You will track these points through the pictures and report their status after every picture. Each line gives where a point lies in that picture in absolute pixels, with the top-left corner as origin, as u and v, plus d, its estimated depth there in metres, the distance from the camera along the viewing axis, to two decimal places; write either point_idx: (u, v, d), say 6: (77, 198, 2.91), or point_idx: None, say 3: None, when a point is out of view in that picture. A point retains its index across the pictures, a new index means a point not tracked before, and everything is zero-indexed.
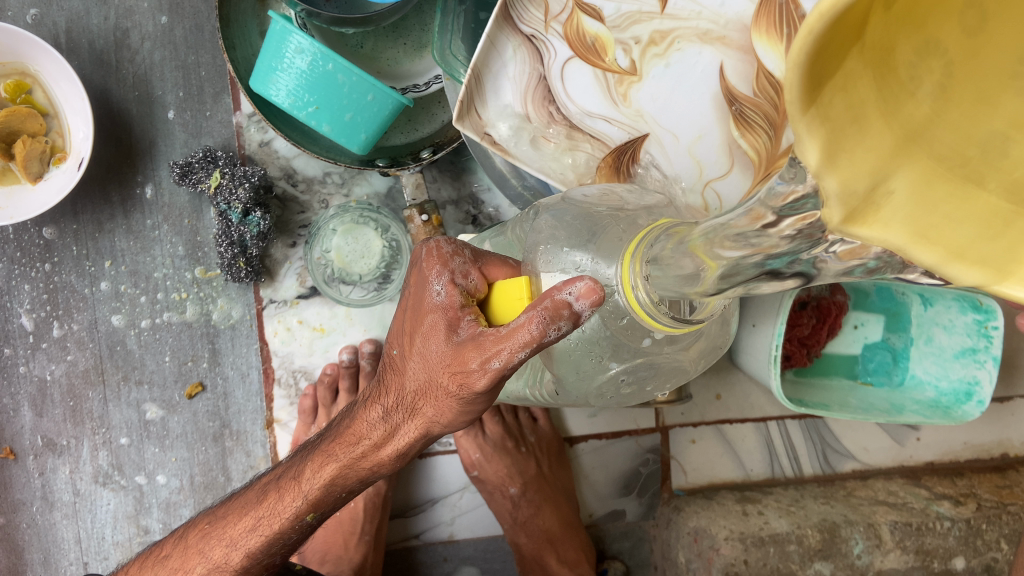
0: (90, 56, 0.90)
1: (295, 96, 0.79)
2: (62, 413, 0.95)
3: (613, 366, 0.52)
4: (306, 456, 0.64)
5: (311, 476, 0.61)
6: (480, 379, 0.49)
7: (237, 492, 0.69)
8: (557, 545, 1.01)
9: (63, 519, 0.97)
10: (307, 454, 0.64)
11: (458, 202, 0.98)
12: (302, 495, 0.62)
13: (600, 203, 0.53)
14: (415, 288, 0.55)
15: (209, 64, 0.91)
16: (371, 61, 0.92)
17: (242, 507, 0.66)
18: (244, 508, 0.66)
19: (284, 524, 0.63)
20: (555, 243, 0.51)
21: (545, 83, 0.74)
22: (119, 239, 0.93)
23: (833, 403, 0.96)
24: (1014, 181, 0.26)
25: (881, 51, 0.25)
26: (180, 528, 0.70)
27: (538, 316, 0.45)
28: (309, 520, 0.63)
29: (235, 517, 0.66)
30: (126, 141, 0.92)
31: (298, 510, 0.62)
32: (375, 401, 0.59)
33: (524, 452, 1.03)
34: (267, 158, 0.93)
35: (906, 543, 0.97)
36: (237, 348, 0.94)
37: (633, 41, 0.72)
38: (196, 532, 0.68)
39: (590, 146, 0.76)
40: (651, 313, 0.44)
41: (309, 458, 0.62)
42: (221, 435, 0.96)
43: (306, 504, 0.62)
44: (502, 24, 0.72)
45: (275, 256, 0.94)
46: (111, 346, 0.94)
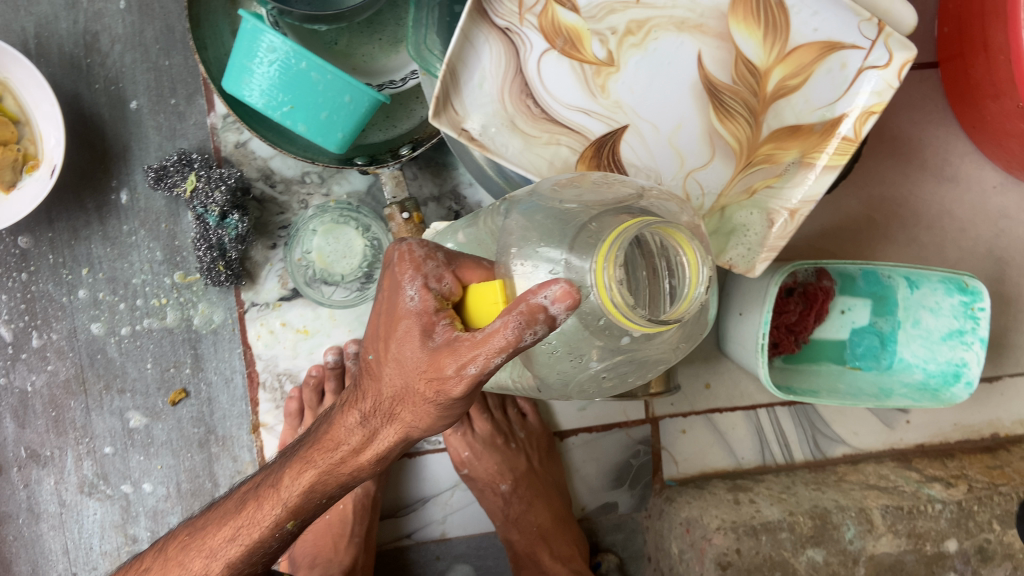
0: (60, 61, 0.89)
1: (268, 96, 0.78)
2: (45, 424, 0.94)
3: (594, 365, 0.52)
4: (284, 462, 0.63)
5: (290, 484, 0.60)
6: (456, 385, 0.49)
7: (218, 501, 0.68)
8: (550, 540, 1.00)
9: (50, 530, 0.96)
10: (286, 460, 0.63)
11: (439, 198, 0.97)
12: (282, 503, 0.61)
13: (574, 199, 0.53)
14: (387, 293, 0.54)
15: (181, 65, 0.90)
16: (346, 57, 0.90)
17: (221, 518, 0.65)
18: (224, 518, 0.65)
19: (265, 533, 0.62)
20: (528, 243, 0.50)
21: (521, 77, 0.73)
22: (95, 246, 0.91)
23: (822, 390, 0.97)
24: None
25: None
26: (161, 539, 0.69)
27: (514, 321, 0.44)
28: (290, 528, 0.62)
29: (215, 527, 0.65)
30: (99, 147, 0.90)
31: (279, 518, 0.61)
32: (352, 406, 0.57)
33: (514, 448, 1.01)
34: (243, 158, 0.91)
35: (898, 526, 0.97)
36: (220, 352, 0.93)
37: (610, 31, 0.72)
38: (177, 545, 0.67)
39: (569, 139, 0.74)
40: (626, 314, 0.43)
41: (287, 466, 0.61)
42: (207, 441, 0.95)
43: (286, 511, 0.61)
44: (476, 18, 0.70)
45: (254, 258, 0.92)
46: (92, 355, 0.93)
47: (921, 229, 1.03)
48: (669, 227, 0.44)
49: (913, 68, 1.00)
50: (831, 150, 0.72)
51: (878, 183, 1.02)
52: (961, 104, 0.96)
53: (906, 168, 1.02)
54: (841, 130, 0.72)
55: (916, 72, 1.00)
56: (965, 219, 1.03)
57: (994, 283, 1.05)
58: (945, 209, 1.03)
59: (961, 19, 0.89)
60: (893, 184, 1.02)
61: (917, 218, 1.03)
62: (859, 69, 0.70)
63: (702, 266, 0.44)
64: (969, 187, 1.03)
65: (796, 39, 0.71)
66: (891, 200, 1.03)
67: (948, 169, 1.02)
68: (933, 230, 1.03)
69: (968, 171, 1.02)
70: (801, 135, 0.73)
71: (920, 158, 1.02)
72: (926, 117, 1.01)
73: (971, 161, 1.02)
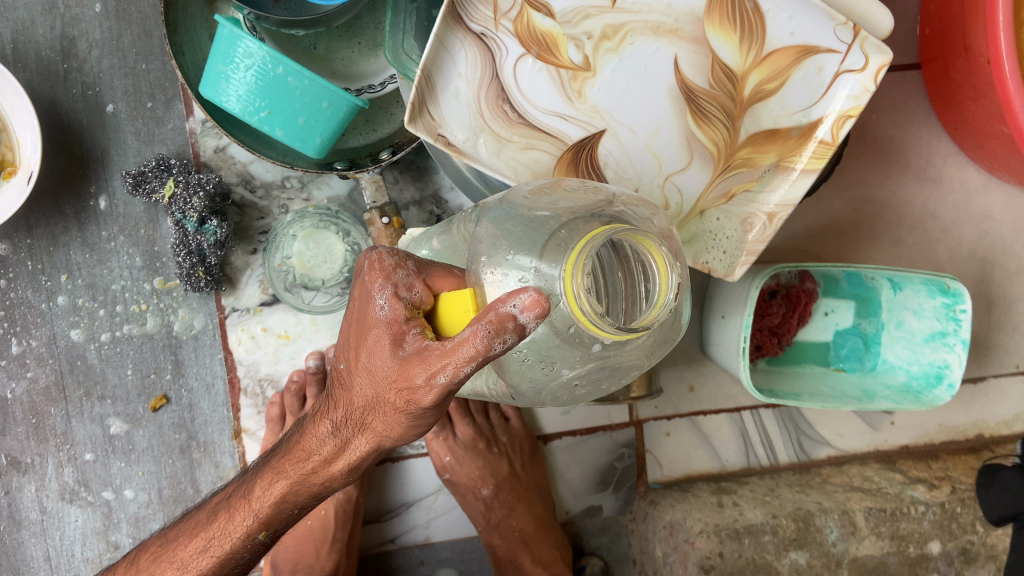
0: (37, 66, 0.88)
1: (245, 101, 0.78)
2: (25, 431, 0.94)
3: (565, 372, 0.50)
4: (256, 472, 0.62)
5: (262, 494, 0.60)
6: (426, 394, 0.49)
7: (192, 510, 0.68)
8: (532, 545, 1.00)
9: (32, 538, 0.95)
10: (258, 470, 0.62)
11: (421, 202, 0.97)
12: (254, 513, 0.61)
13: (547, 205, 0.51)
14: (358, 302, 0.54)
15: (159, 70, 0.89)
16: (325, 62, 0.90)
17: (194, 528, 0.65)
18: (197, 529, 0.65)
19: (237, 543, 0.62)
20: (498, 251, 0.49)
21: (498, 82, 0.72)
22: (74, 252, 0.91)
23: (805, 392, 0.97)
24: None
25: None
26: (134, 549, 0.69)
27: (483, 330, 0.44)
28: (262, 538, 0.62)
29: (187, 537, 0.65)
30: (77, 152, 0.90)
31: (250, 528, 0.61)
32: (324, 416, 0.57)
33: (496, 453, 1.01)
34: (222, 164, 0.91)
35: (881, 528, 0.97)
36: (200, 358, 0.93)
37: (586, 36, 0.71)
38: (150, 555, 0.67)
39: (547, 144, 0.74)
40: (596, 323, 0.42)
41: (259, 476, 0.61)
42: (189, 447, 0.95)
43: (258, 521, 0.61)
44: (452, 23, 0.70)
45: (235, 264, 0.92)
46: (72, 362, 0.93)
47: (904, 231, 1.03)
48: (640, 234, 0.44)
49: (895, 70, 1.00)
50: (809, 154, 0.72)
51: (861, 185, 1.02)
52: (943, 105, 0.96)
53: (889, 169, 1.02)
54: (818, 134, 0.71)
55: (897, 74, 1.00)
56: (948, 220, 1.03)
57: (978, 284, 1.05)
58: (929, 211, 1.03)
59: (942, 21, 0.89)
60: (876, 186, 1.02)
61: (900, 219, 1.03)
62: (835, 73, 0.70)
63: (671, 274, 0.44)
64: (952, 188, 1.03)
65: (772, 43, 0.71)
66: (874, 202, 1.03)
67: (931, 171, 1.02)
68: (916, 231, 1.03)
69: (950, 172, 1.02)
70: (779, 139, 0.73)
71: (902, 159, 1.02)
72: (908, 118, 1.01)
73: (953, 162, 1.02)
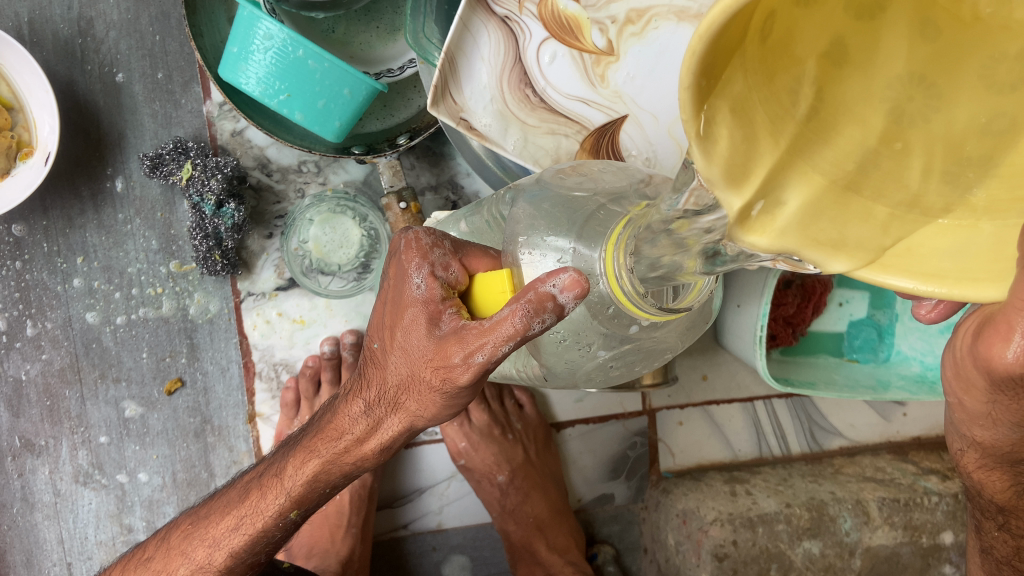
0: (54, 47, 0.88)
1: (265, 84, 0.77)
2: (39, 413, 0.94)
3: (602, 354, 0.50)
4: (288, 451, 0.62)
5: (294, 473, 0.60)
6: (463, 373, 0.48)
7: (220, 491, 0.68)
8: (546, 531, 1.00)
9: (45, 520, 0.95)
10: (289, 449, 0.62)
11: (437, 188, 0.96)
12: (285, 492, 0.61)
13: (581, 186, 0.51)
14: (394, 281, 0.53)
15: (177, 52, 0.89)
16: (343, 46, 0.90)
17: (223, 507, 0.65)
18: (226, 508, 0.65)
19: (268, 523, 0.62)
20: (536, 230, 0.48)
21: (521, 66, 0.72)
22: (90, 234, 0.91)
23: (819, 381, 0.96)
24: (896, 254, 0.37)
25: (791, 160, 0.36)
26: (163, 529, 0.69)
27: (522, 309, 0.43)
28: (293, 518, 0.62)
29: (217, 516, 0.65)
30: (94, 134, 0.90)
31: (282, 508, 0.61)
32: (356, 395, 0.57)
33: (512, 439, 1.02)
34: (240, 147, 0.91)
35: (895, 518, 0.97)
36: (216, 342, 0.93)
37: (610, 20, 0.70)
38: (180, 533, 0.67)
39: (568, 129, 0.75)
40: (636, 303, 0.43)
41: (291, 454, 0.61)
42: (203, 431, 0.95)
43: (290, 501, 0.61)
44: (475, 5, 0.69)
45: (251, 248, 0.92)
46: (87, 344, 0.92)
47: None
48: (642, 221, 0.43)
49: None
50: None
51: None
52: None
53: None
54: None
55: None
56: None
57: None
58: None
59: None
60: None
61: None
62: None
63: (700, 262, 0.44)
64: None
65: None
66: None
67: None
68: None
69: None
70: None
71: None
72: None
73: None
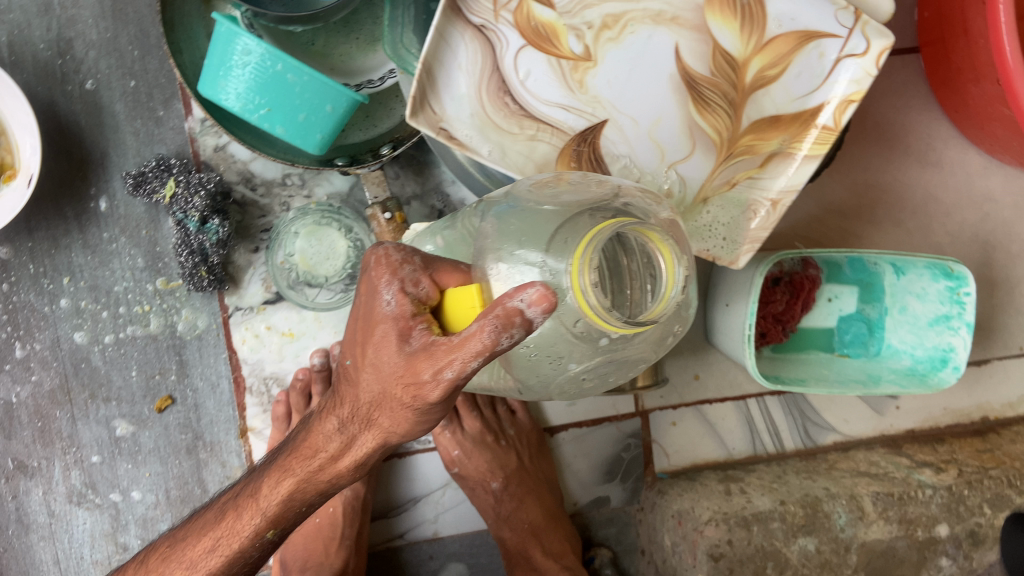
0: (34, 69, 0.88)
1: (245, 99, 0.77)
2: (31, 434, 0.93)
3: (573, 366, 0.50)
4: (262, 472, 0.62)
5: (268, 493, 0.60)
6: (433, 390, 0.48)
7: (198, 513, 0.68)
8: (541, 537, 1.00)
9: (40, 541, 0.95)
10: (263, 470, 0.62)
11: (423, 197, 0.96)
12: (261, 512, 0.60)
13: (552, 200, 0.51)
14: (365, 297, 0.53)
15: (157, 70, 0.89)
16: (323, 58, 0.89)
17: (201, 529, 0.65)
18: (204, 529, 0.65)
19: (245, 543, 0.62)
20: (504, 247, 0.49)
21: (499, 74, 0.72)
22: (76, 254, 0.90)
23: (811, 377, 0.97)
24: None
25: None
26: (143, 551, 0.69)
27: (490, 324, 0.43)
28: (270, 537, 0.62)
29: (195, 538, 0.65)
30: (76, 154, 0.90)
31: (258, 527, 0.61)
32: (330, 412, 0.57)
33: (504, 446, 1.00)
34: (223, 162, 0.91)
35: (889, 513, 0.97)
36: (205, 358, 0.93)
37: (586, 26, 0.72)
38: (160, 555, 0.67)
39: (549, 136, 0.74)
40: (602, 317, 0.43)
41: (266, 474, 0.61)
42: (195, 447, 0.94)
43: (266, 521, 0.61)
44: (452, 18, 0.70)
45: (237, 262, 0.92)
46: (76, 364, 0.92)
47: (906, 215, 1.04)
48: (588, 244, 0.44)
49: (895, 54, 1.00)
50: (810, 141, 0.72)
51: (863, 169, 1.03)
52: (944, 88, 0.96)
53: (890, 154, 1.02)
54: (820, 120, 0.72)
55: (896, 60, 1.00)
56: (949, 204, 1.04)
57: (980, 267, 1.06)
58: (930, 194, 1.03)
59: (940, 5, 0.90)
60: (877, 171, 1.03)
61: (903, 204, 1.03)
62: (837, 59, 0.71)
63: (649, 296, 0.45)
64: (953, 171, 1.03)
65: (772, 29, 0.71)
66: (876, 186, 1.03)
67: (932, 155, 1.02)
68: (918, 216, 1.04)
69: (951, 155, 1.03)
70: (782, 125, 0.73)
71: (903, 144, 1.02)
72: (903, 106, 1.01)
73: (954, 146, 1.02)
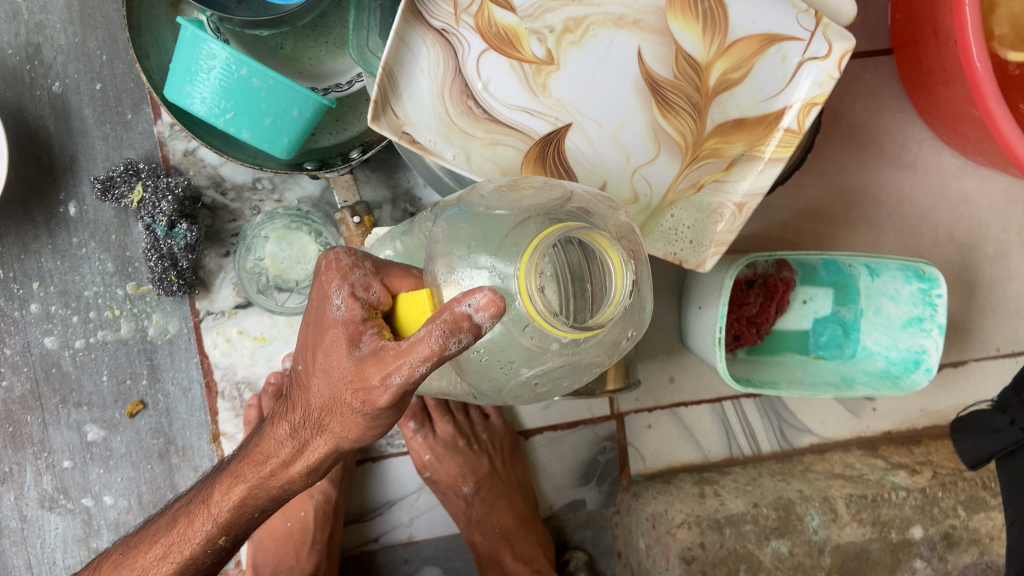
0: (2, 74, 0.88)
1: (210, 104, 0.77)
2: (2, 439, 0.93)
3: (524, 371, 0.50)
4: (215, 478, 0.62)
5: (220, 499, 0.60)
6: (381, 395, 0.48)
7: (152, 520, 0.68)
8: (512, 541, 1.00)
9: (12, 546, 0.95)
10: (216, 475, 0.62)
11: (395, 200, 0.96)
12: (212, 518, 0.61)
13: (501, 205, 0.51)
14: (316, 302, 0.53)
15: (125, 75, 0.89)
16: (292, 62, 0.89)
17: (153, 537, 0.65)
18: (155, 536, 0.65)
19: (196, 550, 0.62)
20: (454, 253, 0.48)
21: (462, 79, 0.72)
22: (45, 259, 0.90)
23: (782, 381, 0.97)
24: None
25: None
26: (95, 559, 0.68)
27: (437, 329, 0.43)
28: (222, 544, 0.62)
29: (146, 546, 0.65)
30: (45, 158, 0.89)
31: (209, 534, 0.61)
32: (282, 418, 0.57)
33: (477, 450, 1.01)
34: (193, 166, 0.90)
35: (863, 515, 0.97)
36: (176, 362, 0.93)
37: (547, 30, 0.71)
38: (111, 564, 0.67)
39: (513, 140, 0.74)
40: (550, 322, 0.43)
41: (218, 480, 0.61)
42: (167, 452, 0.94)
43: (216, 527, 0.61)
44: (412, 20, 0.70)
45: (208, 266, 0.92)
46: (46, 369, 0.92)
47: (881, 217, 1.03)
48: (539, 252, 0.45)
49: (868, 56, 1.00)
50: (775, 144, 0.73)
51: (837, 171, 1.02)
52: (916, 90, 0.96)
53: (864, 155, 1.02)
54: (783, 122, 0.73)
55: (868, 62, 1.00)
56: (924, 205, 1.04)
57: (956, 268, 1.06)
58: (905, 195, 1.03)
59: (911, 7, 0.90)
60: (851, 172, 1.03)
61: (877, 205, 1.03)
62: (799, 62, 0.72)
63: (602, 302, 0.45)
64: (928, 172, 1.03)
65: (734, 32, 0.71)
66: (850, 188, 1.03)
67: (906, 156, 1.02)
68: (893, 217, 1.04)
69: (925, 157, 1.02)
70: (745, 128, 0.74)
71: (877, 145, 1.02)
72: (877, 108, 1.01)
73: (928, 147, 1.02)
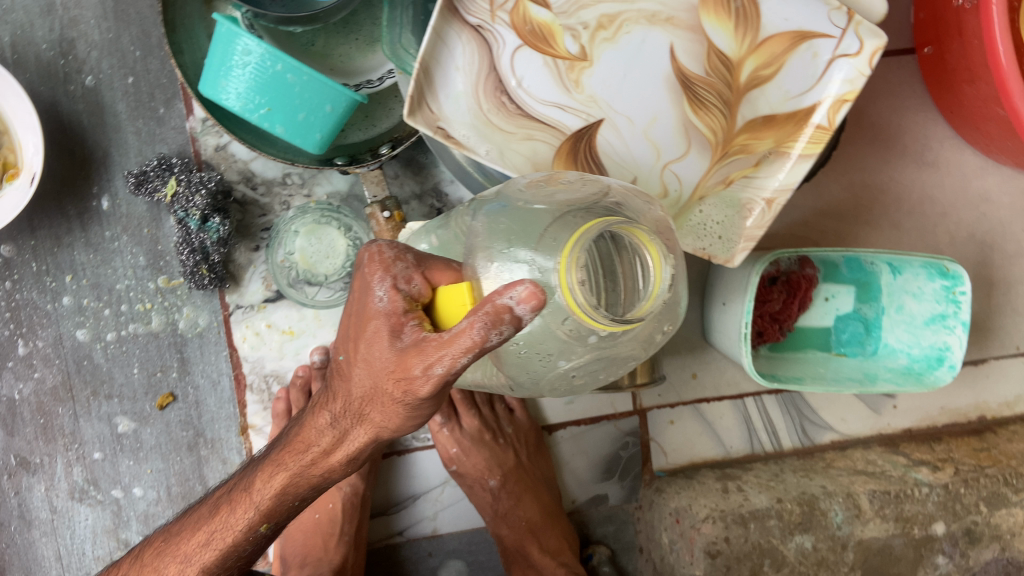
0: (37, 69, 0.89)
1: (245, 99, 0.78)
2: (34, 431, 0.94)
3: (563, 363, 0.51)
4: (255, 466, 0.63)
5: (261, 487, 0.61)
6: (424, 385, 0.49)
7: (191, 508, 0.69)
8: (538, 535, 1.01)
9: (43, 536, 0.96)
10: (257, 464, 0.63)
11: (421, 196, 0.97)
12: (253, 506, 0.61)
13: (541, 199, 0.52)
14: (358, 294, 0.54)
15: (158, 70, 0.90)
16: (323, 58, 0.90)
17: (195, 523, 0.66)
18: (197, 524, 0.66)
19: (238, 537, 0.63)
20: (495, 246, 0.49)
21: (496, 74, 0.73)
22: (78, 253, 0.91)
23: (807, 377, 0.98)
24: None
25: None
26: (136, 547, 0.69)
27: (480, 321, 0.44)
28: (263, 532, 0.63)
29: (188, 532, 0.66)
30: (79, 153, 0.91)
31: (250, 522, 0.62)
32: (323, 407, 0.58)
33: (501, 444, 1.01)
34: (223, 161, 0.91)
35: (886, 510, 0.98)
36: (206, 355, 0.94)
37: (582, 26, 0.73)
38: (152, 551, 0.68)
39: (545, 135, 0.75)
40: (590, 314, 0.43)
41: (258, 469, 0.62)
42: (196, 444, 0.95)
43: (258, 515, 0.62)
44: (449, 17, 0.71)
45: (238, 261, 0.93)
46: (78, 362, 0.93)
47: (903, 215, 1.04)
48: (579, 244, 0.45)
49: (891, 55, 1.01)
50: (805, 139, 0.72)
51: (859, 169, 1.03)
52: (939, 89, 0.97)
53: (887, 154, 1.03)
54: (814, 118, 0.72)
55: (891, 60, 1.01)
56: (946, 203, 1.04)
57: (977, 266, 1.06)
58: (927, 193, 1.04)
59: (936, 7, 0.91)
60: (874, 170, 1.03)
61: (899, 203, 1.04)
62: (831, 58, 0.71)
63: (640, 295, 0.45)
64: (950, 171, 1.03)
65: (767, 29, 0.72)
66: (873, 186, 1.04)
67: (928, 155, 1.03)
68: (915, 215, 1.04)
69: (947, 155, 1.03)
70: (776, 124, 0.74)
71: (900, 143, 1.03)
72: (899, 106, 1.02)
73: (951, 146, 1.03)
